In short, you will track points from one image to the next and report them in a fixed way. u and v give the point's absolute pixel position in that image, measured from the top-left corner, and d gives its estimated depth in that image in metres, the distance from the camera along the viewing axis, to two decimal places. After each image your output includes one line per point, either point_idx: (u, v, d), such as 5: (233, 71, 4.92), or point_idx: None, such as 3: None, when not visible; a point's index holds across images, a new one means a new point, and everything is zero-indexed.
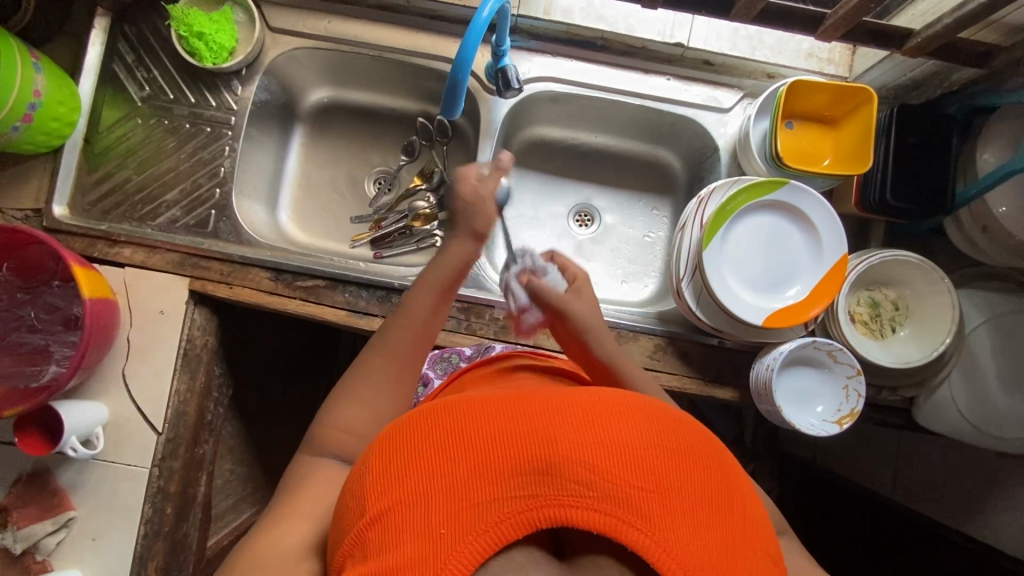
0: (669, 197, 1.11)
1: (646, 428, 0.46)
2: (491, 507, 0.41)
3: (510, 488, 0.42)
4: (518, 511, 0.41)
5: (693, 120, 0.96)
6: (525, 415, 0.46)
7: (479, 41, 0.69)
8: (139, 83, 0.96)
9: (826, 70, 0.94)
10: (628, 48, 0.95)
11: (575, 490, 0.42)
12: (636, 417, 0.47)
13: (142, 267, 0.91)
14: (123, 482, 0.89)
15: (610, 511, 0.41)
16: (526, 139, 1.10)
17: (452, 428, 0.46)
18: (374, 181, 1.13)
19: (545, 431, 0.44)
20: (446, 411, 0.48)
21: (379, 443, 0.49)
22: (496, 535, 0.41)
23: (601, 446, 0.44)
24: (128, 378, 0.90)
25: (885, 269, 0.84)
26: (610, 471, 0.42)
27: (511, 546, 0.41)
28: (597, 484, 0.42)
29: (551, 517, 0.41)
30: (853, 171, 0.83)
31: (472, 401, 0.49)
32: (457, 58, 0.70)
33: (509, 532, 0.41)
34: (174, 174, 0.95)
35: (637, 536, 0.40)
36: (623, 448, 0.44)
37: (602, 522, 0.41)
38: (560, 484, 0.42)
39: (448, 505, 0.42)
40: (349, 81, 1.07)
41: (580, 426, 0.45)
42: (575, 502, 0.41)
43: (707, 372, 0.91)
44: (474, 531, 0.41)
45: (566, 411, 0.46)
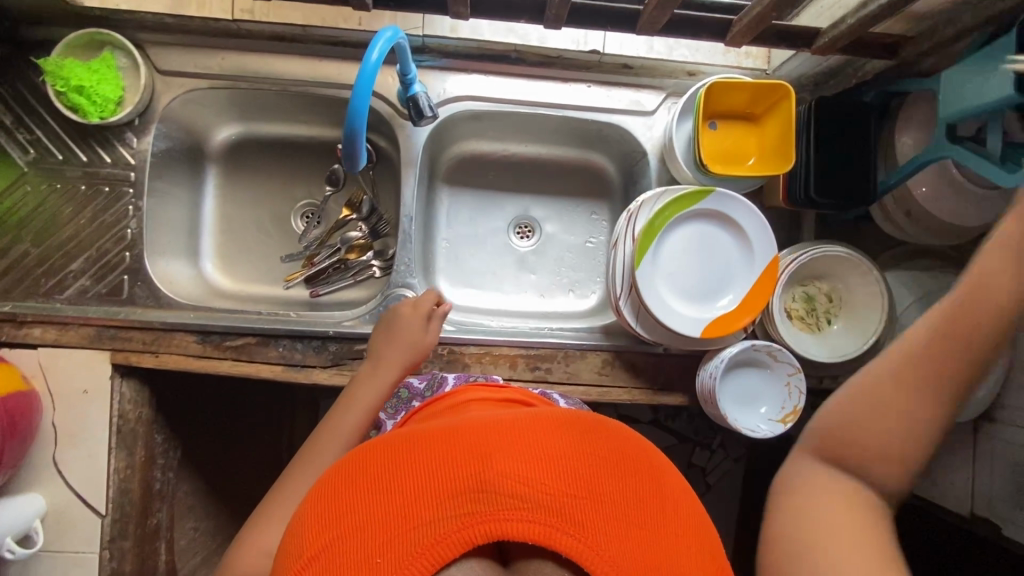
0: (607, 199, 1.09)
1: (577, 437, 0.46)
2: (428, 528, 0.39)
3: (446, 508, 0.40)
4: (455, 529, 0.39)
5: (618, 125, 0.94)
6: (459, 438, 0.45)
7: (370, 87, 0.65)
8: (21, 146, 0.88)
9: (745, 64, 0.92)
10: (544, 58, 0.92)
11: (510, 503, 0.40)
12: (567, 428, 0.47)
13: (57, 346, 0.86)
14: (73, 569, 0.86)
15: (548, 520, 0.40)
16: (454, 156, 1.06)
17: (388, 458, 0.45)
18: (301, 217, 1.07)
19: (479, 450, 0.43)
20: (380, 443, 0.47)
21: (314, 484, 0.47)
22: (432, 557, 0.38)
23: (536, 457, 0.43)
24: (60, 464, 0.86)
25: (819, 264, 0.85)
26: (545, 481, 0.42)
27: (448, 565, 0.39)
28: (533, 495, 0.41)
29: (488, 532, 0.40)
30: (776, 170, 0.82)
31: (409, 432, 0.48)
32: (351, 112, 0.65)
33: (447, 552, 0.39)
34: (76, 241, 0.88)
35: (573, 542, 0.39)
36: (557, 457, 0.44)
37: (539, 532, 0.40)
38: (496, 498, 0.41)
39: (381, 533, 0.39)
40: (258, 115, 1.01)
41: (513, 441, 0.44)
42: (511, 515, 0.40)
43: (657, 381, 0.91)
44: (411, 554, 0.38)
45: (500, 429, 0.46)
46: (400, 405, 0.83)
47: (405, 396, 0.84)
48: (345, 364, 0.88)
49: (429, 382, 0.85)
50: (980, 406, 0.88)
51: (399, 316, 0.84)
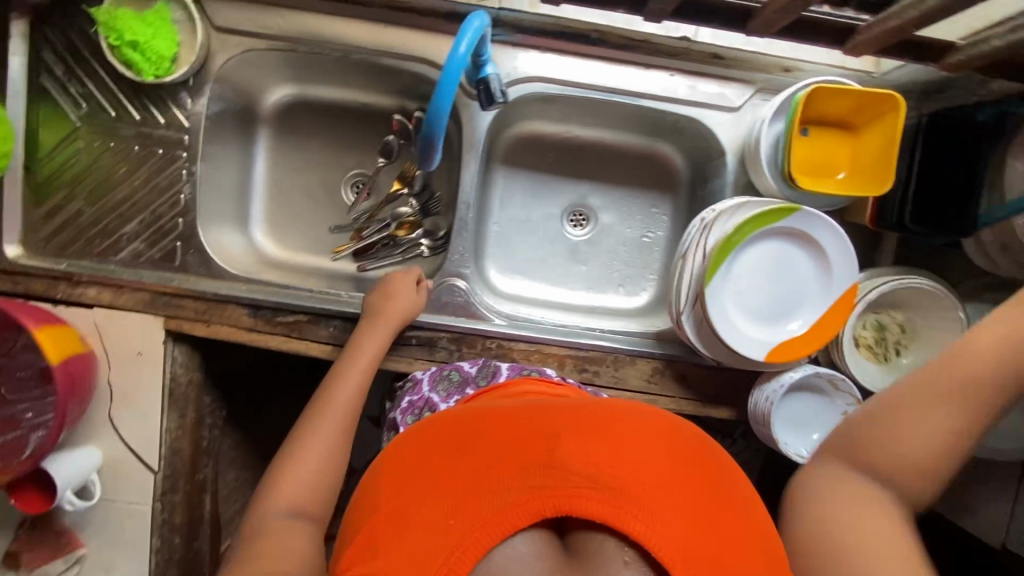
0: (671, 194, 1.03)
1: (639, 432, 0.51)
2: (502, 495, 0.45)
3: (520, 480, 0.46)
4: (526, 500, 0.45)
5: (698, 120, 0.87)
6: (531, 428, 0.51)
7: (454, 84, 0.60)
8: (75, 99, 0.85)
9: (848, 64, 0.84)
10: (627, 41, 0.84)
11: (579, 482, 0.45)
12: (631, 424, 0.52)
13: (111, 308, 0.86)
14: (128, 518, 0.91)
15: (612, 501, 0.44)
16: (514, 136, 1.01)
17: (468, 433, 0.52)
18: (351, 186, 1.04)
19: (549, 435, 0.50)
20: (463, 424, 0.54)
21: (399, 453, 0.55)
22: (506, 523, 0.44)
23: (602, 446, 0.48)
24: (116, 421, 0.89)
25: (898, 294, 0.81)
26: (609, 466, 0.47)
27: (519, 532, 0.44)
28: (598, 477, 0.46)
29: (556, 506, 0.45)
30: (870, 190, 0.76)
31: (485, 414, 0.55)
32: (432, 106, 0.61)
33: (518, 519, 0.44)
34: (130, 203, 0.87)
35: (634, 523, 0.43)
36: (621, 448, 0.49)
37: (604, 511, 0.44)
38: (564, 476, 0.46)
39: (463, 496, 0.46)
40: (314, 77, 0.96)
41: (581, 433, 0.50)
42: (578, 493, 0.45)
43: (706, 393, 0.89)
44: (488, 516, 0.44)
45: (569, 420, 0.52)
46: (454, 386, 0.80)
47: (458, 378, 0.82)
48: (394, 350, 0.87)
49: (483, 368, 0.83)
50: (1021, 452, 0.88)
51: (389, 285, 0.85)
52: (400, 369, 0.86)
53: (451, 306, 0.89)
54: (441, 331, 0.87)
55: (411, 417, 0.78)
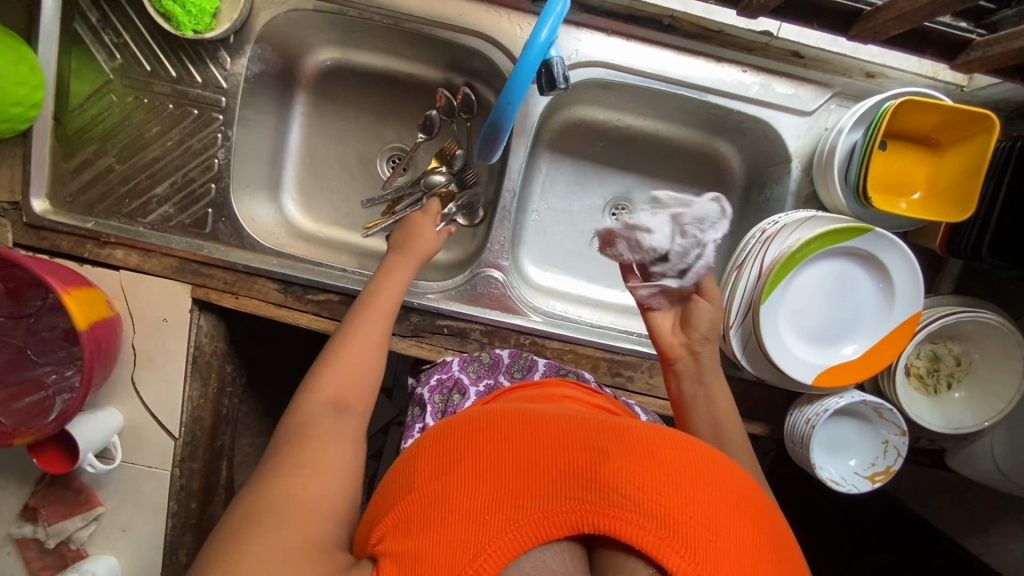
0: (722, 195, 0.98)
1: (691, 454, 0.48)
2: (536, 502, 0.43)
3: (559, 489, 0.44)
4: (562, 510, 0.43)
5: (767, 123, 0.81)
6: (581, 434, 0.48)
7: (529, 77, 0.64)
8: (108, 49, 0.80)
9: (940, 75, 0.77)
10: (701, 31, 0.77)
11: (620, 502, 0.43)
12: (683, 445, 0.48)
13: (138, 271, 0.83)
14: (147, 481, 0.91)
15: (652, 529, 0.42)
16: (563, 121, 0.95)
17: (507, 426, 0.49)
18: (388, 160, 1.00)
19: (598, 446, 0.47)
20: (508, 413, 0.51)
21: (437, 429, 0.52)
22: (536, 530, 0.42)
23: (650, 466, 0.45)
24: (139, 384, 0.87)
25: (958, 326, 0.76)
26: (656, 490, 0.43)
27: (548, 540, 0.43)
28: (641, 501, 0.43)
29: (594, 522, 0.42)
30: (949, 216, 0.71)
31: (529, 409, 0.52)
32: (503, 94, 0.66)
33: (549, 529, 0.42)
34: (161, 164, 0.83)
35: (671, 554, 0.41)
36: (671, 470, 0.45)
37: (643, 538, 0.41)
38: (606, 494, 0.43)
39: (498, 496, 0.44)
40: (358, 43, 0.90)
41: (634, 449, 0.47)
42: (618, 514, 0.42)
43: (741, 407, 0.86)
44: (518, 522, 0.42)
45: (617, 433, 0.49)
46: (485, 371, 0.80)
47: (489, 362, 0.81)
48: (426, 338, 0.85)
49: (517, 359, 0.81)
50: None
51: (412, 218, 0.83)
52: (430, 358, 0.84)
53: (486, 297, 0.86)
54: (474, 323, 0.84)
55: (439, 396, 0.79)
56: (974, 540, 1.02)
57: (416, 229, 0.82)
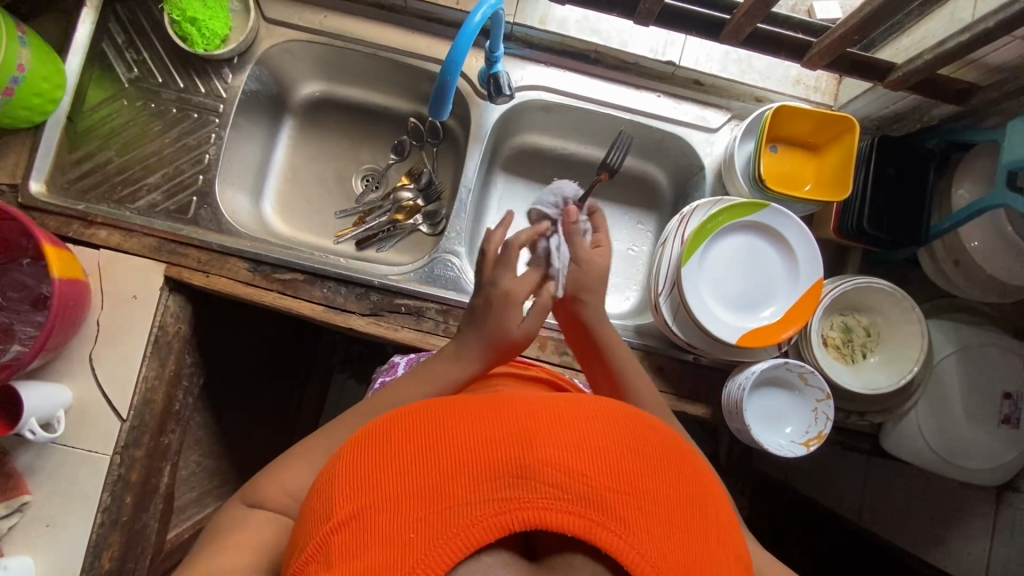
0: (655, 211, 1.12)
1: (618, 431, 0.45)
2: (464, 508, 0.39)
3: (486, 490, 0.40)
4: (491, 513, 0.39)
5: (681, 137, 0.98)
6: (502, 419, 0.45)
7: (471, 45, 0.71)
8: (128, 64, 0.96)
9: (812, 97, 0.96)
10: (621, 63, 0.97)
11: (551, 492, 0.40)
12: (609, 421, 0.46)
13: (116, 251, 0.89)
14: (83, 468, 0.87)
15: (586, 514, 0.39)
16: (517, 146, 1.11)
17: (425, 428, 0.45)
18: (362, 178, 1.12)
19: (522, 434, 0.43)
20: (424, 413, 0.47)
21: (352, 447, 0.48)
22: (468, 539, 0.38)
23: (578, 449, 0.42)
24: (95, 361, 0.88)
25: (861, 296, 0.86)
26: (587, 475, 0.41)
27: (483, 549, 0.38)
28: (573, 486, 0.40)
29: (527, 519, 0.39)
30: (833, 198, 0.84)
31: (449, 403, 0.48)
32: (447, 60, 0.71)
33: (481, 536, 0.38)
34: (157, 157, 0.95)
35: (610, 538, 0.39)
36: (599, 450, 0.43)
37: (578, 525, 0.39)
38: (536, 486, 0.40)
39: (421, 507, 0.40)
40: (341, 77, 1.07)
41: (558, 430, 0.44)
42: (550, 504, 0.40)
43: (681, 388, 0.90)
44: (445, 533, 0.38)
45: (541, 415, 0.45)
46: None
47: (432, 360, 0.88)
48: (383, 316, 0.90)
49: None
50: (994, 476, 0.88)
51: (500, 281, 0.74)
52: (387, 334, 0.89)
53: (443, 280, 0.94)
54: (430, 302, 0.91)
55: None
56: (934, 548, 1.00)
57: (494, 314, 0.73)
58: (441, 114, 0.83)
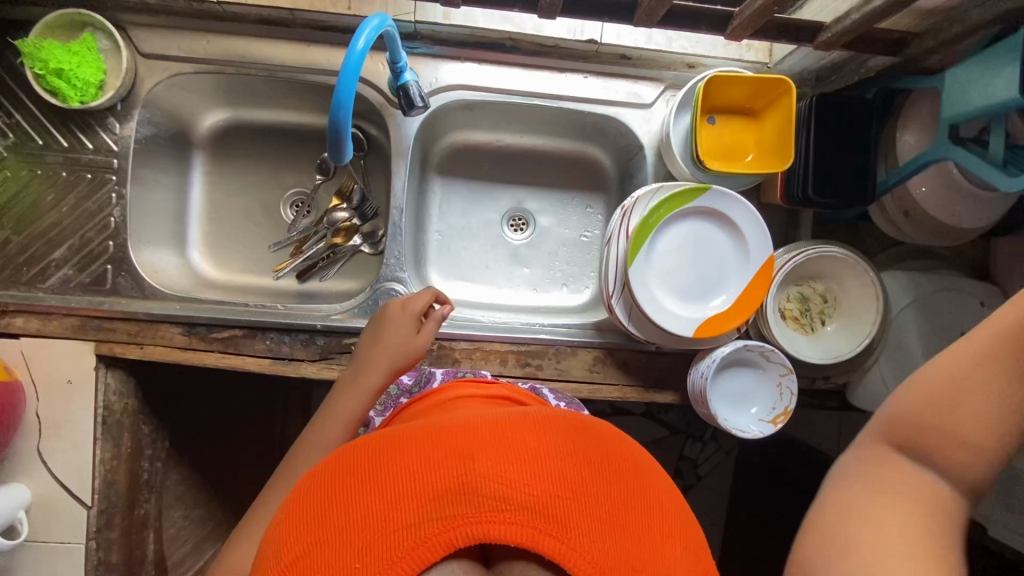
0: (603, 193, 1.07)
1: (558, 435, 0.46)
2: (408, 531, 0.39)
3: (430, 510, 0.39)
4: (436, 532, 0.39)
5: (616, 118, 0.92)
6: (442, 437, 0.44)
7: (357, 78, 0.62)
8: (1, 130, 0.86)
9: (745, 58, 0.89)
10: (541, 47, 0.89)
11: (493, 505, 0.40)
12: (549, 427, 0.46)
13: (40, 336, 0.84)
14: (60, 559, 0.86)
15: (529, 522, 0.39)
16: (448, 146, 1.04)
17: (367, 457, 0.44)
18: (291, 206, 1.05)
19: (463, 450, 0.43)
20: (365, 443, 0.46)
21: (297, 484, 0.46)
22: (416, 560, 0.38)
23: (519, 459, 0.42)
24: (46, 455, 0.85)
25: (816, 264, 0.84)
26: (527, 483, 0.41)
27: (431, 567, 0.38)
28: (515, 496, 0.40)
29: (471, 534, 0.39)
30: (774, 168, 0.80)
31: (393, 428, 0.47)
32: (334, 101, 0.62)
33: (428, 555, 0.38)
34: (58, 229, 0.86)
35: (554, 544, 0.39)
36: (539, 456, 0.43)
37: (521, 534, 0.39)
38: (479, 501, 0.40)
39: (365, 535, 0.39)
40: (246, 101, 0.98)
41: (498, 442, 0.44)
42: (494, 517, 0.40)
43: (648, 379, 0.90)
44: (390, 559, 0.38)
45: (481, 429, 0.45)
46: (389, 401, 0.83)
47: (393, 393, 0.84)
48: (334, 359, 0.87)
49: (418, 376, 0.85)
50: None
51: (389, 325, 0.81)
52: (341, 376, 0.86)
53: None
54: None
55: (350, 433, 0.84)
56: None
57: (389, 334, 0.80)
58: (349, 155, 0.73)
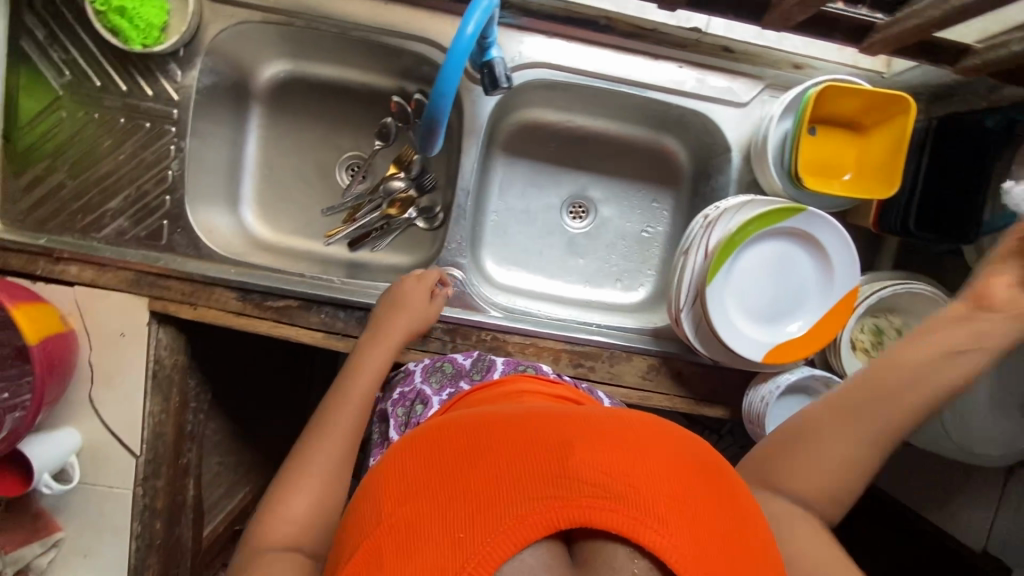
0: (672, 189, 1.02)
1: (656, 438, 0.44)
2: (506, 508, 0.37)
3: (528, 489, 0.38)
4: (534, 511, 0.37)
5: (706, 115, 0.85)
6: (539, 426, 0.44)
7: (461, 70, 0.59)
8: (57, 66, 0.81)
9: (861, 64, 0.82)
10: (637, 29, 0.81)
11: (594, 491, 0.38)
12: (646, 429, 0.45)
13: (93, 287, 0.83)
14: (108, 503, 0.88)
15: (630, 512, 0.37)
16: (516, 123, 0.98)
17: (462, 435, 0.44)
18: (347, 170, 1.01)
19: (561, 438, 0.41)
20: (459, 425, 0.45)
21: (389, 458, 0.46)
22: (512, 538, 0.36)
23: (619, 451, 0.40)
24: (97, 403, 0.86)
25: (897, 297, 0.80)
26: (629, 474, 0.39)
27: (526, 548, 0.36)
28: (616, 486, 0.38)
29: (570, 518, 0.37)
30: (876, 194, 0.75)
31: (486, 415, 0.47)
32: (434, 91, 0.60)
33: (525, 534, 0.36)
34: (114, 178, 0.83)
35: (657, 539, 0.36)
36: (639, 452, 0.41)
37: (622, 524, 0.36)
38: (579, 485, 0.38)
39: (462, 506, 0.38)
40: (310, 53, 0.92)
41: (596, 435, 0.42)
42: (594, 502, 0.37)
43: (701, 392, 0.88)
44: (487, 533, 0.36)
45: (577, 423, 0.44)
46: (446, 380, 0.78)
47: (451, 371, 0.80)
48: None
49: (477, 362, 0.80)
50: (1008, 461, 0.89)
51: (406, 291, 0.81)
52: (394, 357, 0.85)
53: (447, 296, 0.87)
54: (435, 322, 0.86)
55: (402, 409, 0.77)
56: None
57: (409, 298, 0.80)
58: (435, 149, 0.71)
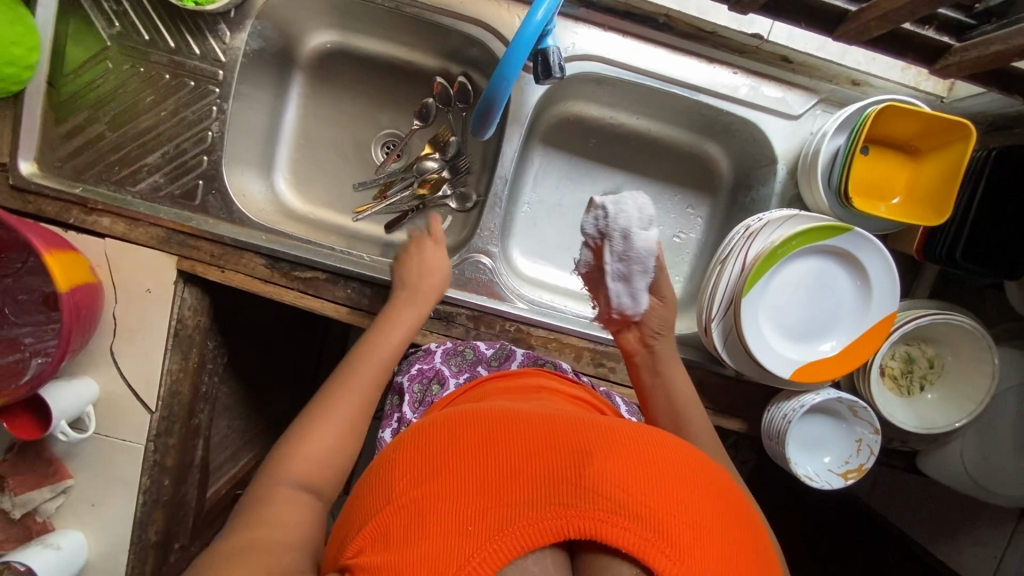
0: (709, 197, 1.00)
1: (677, 459, 0.43)
2: (521, 509, 0.38)
3: (545, 493, 0.38)
4: (547, 518, 0.37)
5: (754, 124, 0.83)
6: (563, 430, 0.44)
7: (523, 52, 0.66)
8: (107, 17, 0.81)
9: (922, 86, 0.82)
10: (695, 31, 0.80)
11: (609, 506, 0.38)
12: (667, 449, 0.44)
13: (123, 240, 0.83)
14: (119, 455, 0.88)
15: (643, 534, 0.37)
16: (558, 116, 0.97)
17: (485, 427, 0.44)
18: (382, 146, 1.00)
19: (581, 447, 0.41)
20: (484, 416, 0.46)
21: (411, 435, 0.47)
22: (522, 538, 0.37)
23: (639, 471, 0.40)
24: (116, 355, 0.86)
25: (936, 329, 0.79)
26: (647, 496, 0.38)
27: (533, 549, 0.37)
28: (633, 504, 0.38)
29: (583, 528, 0.37)
30: (926, 220, 0.73)
31: (512, 411, 0.47)
32: (497, 71, 0.66)
33: (536, 536, 0.37)
34: (154, 134, 0.84)
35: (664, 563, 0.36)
36: (659, 475, 0.40)
37: (632, 543, 0.36)
38: (595, 498, 0.38)
39: (479, 500, 0.38)
40: (359, 27, 0.91)
41: (618, 449, 0.42)
42: (608, 518, 0.37)
43: (719, 404, 0.84)
44: (500, 531, 0.37)
45: (601, 432, 0.44)
46: (465, 365, 0.79)
47: (470, 356, 0.80)
48: None
49: (497, 350, 0.81)
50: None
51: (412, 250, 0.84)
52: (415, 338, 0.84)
53: (475, 283, 0.87)
54: (461, 307, 0.85)
55: (419, 386, 0.78)
56: None
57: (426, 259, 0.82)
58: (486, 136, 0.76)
